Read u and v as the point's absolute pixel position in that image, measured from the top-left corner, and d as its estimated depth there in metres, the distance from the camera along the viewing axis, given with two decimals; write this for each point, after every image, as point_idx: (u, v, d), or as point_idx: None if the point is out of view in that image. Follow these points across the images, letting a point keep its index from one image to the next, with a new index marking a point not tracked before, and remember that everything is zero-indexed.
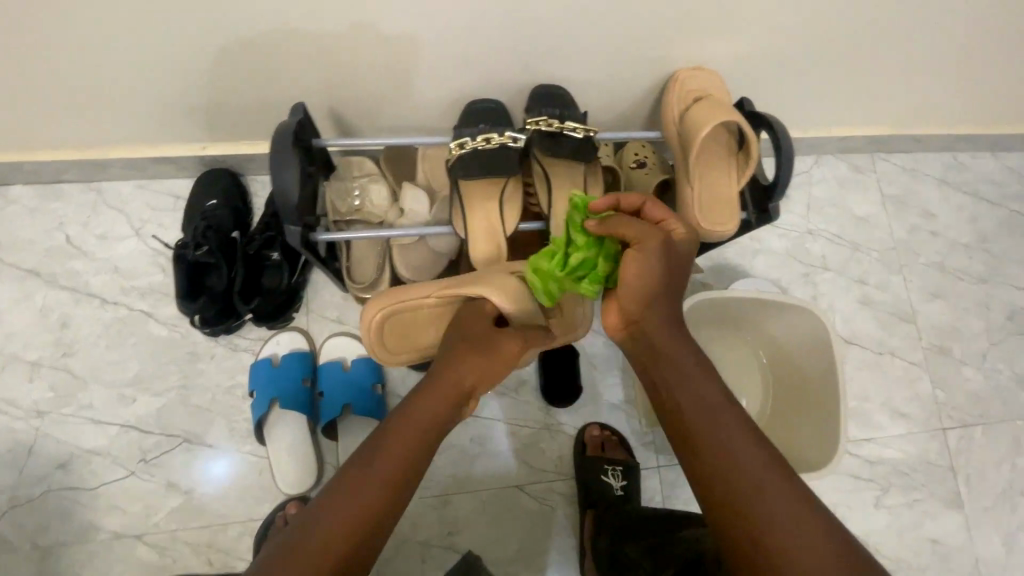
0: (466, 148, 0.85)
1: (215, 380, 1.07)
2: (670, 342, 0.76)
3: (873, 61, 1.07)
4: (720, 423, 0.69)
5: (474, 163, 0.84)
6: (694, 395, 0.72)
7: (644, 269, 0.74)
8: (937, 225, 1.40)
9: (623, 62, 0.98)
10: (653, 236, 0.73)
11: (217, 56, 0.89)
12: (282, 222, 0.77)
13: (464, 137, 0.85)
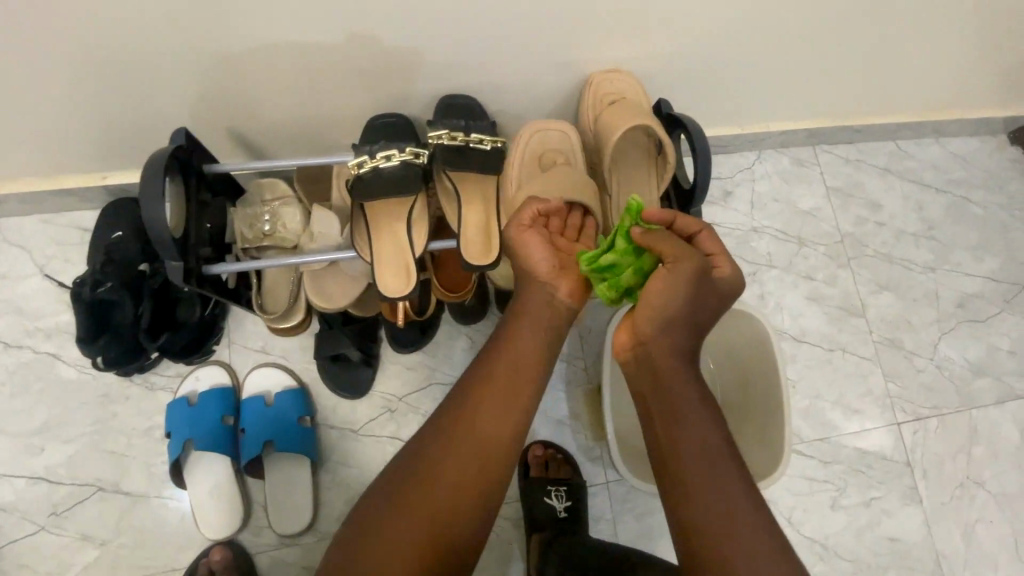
0: (365, 167, 0.80)
1: (129, 422, 1.01)
2: (676, 376, 0.69)
3: (799, 55, 1.04)
4: (716, 467, 0.66)
5: (375, 183, 0.79)
6: (692, 434, 0.68)
7: (670, 296, 0.67)
8: (883, 215, 1.38)
9: (537, 69, 0.94)
10: (687, 261, 0.68)
11: (97, 84, 0.84)
12: (161, 257, 0.74)
13: (363, 156, 0.80)
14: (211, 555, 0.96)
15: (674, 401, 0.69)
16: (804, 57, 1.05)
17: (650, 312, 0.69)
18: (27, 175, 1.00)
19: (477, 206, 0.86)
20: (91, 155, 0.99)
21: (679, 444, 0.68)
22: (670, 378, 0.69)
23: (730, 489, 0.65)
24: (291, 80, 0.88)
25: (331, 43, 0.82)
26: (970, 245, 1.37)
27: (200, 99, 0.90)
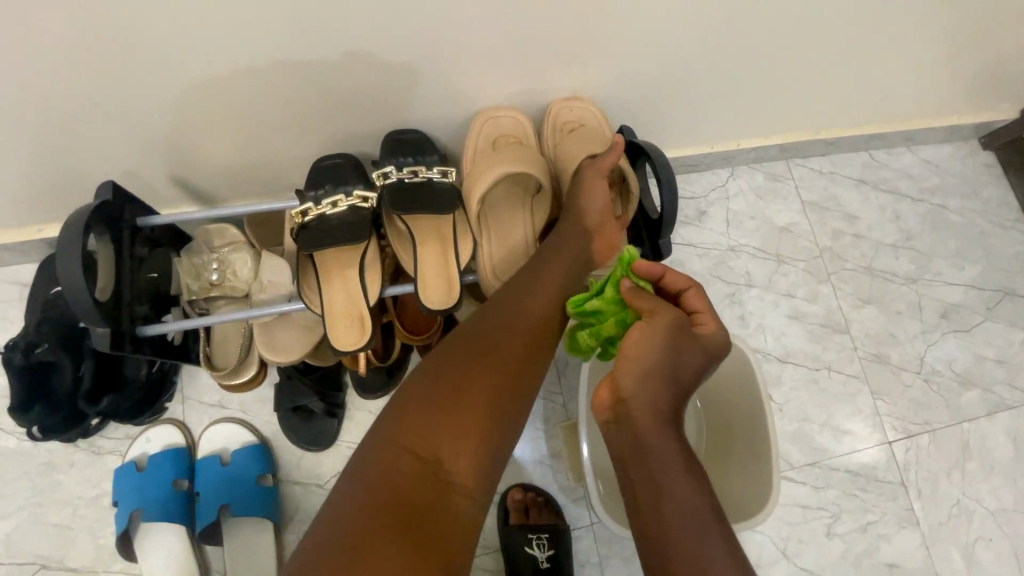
0: (310, 216, 0.76)
1: (75, 492, 0.94)
2: (657, 441, 0.63)
3: (766, 72, 1.02)
4: (701, 540, 0.61)
5: (319, 231, 0.75)
6: (676, 502, 0.62)
7: (648, 350, 0.63)
8: (861, 227, 1.35)
9: (495, 98, 0.91)
10: (667, 316, 0.65)
11: (20, 134, 0.78)
12: (84, 324, 0.69)
13: (307, 204, 0.76)
14: None
15: (656, 466, 0.63)
16: (772, 72, 1.02)
17: (628, 367, 0.63)
18: None
19: (433, 243, 0.81)
20: (26, 208, 0.93)
21: (661, 511, 0.62)
22: (651, 442, 0.63)
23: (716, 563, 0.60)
24: (234, 121, 0.83)
25: (274, 81, 0.77)
26: (949, 253, 1.35)
27: (136, 144, 0.84)
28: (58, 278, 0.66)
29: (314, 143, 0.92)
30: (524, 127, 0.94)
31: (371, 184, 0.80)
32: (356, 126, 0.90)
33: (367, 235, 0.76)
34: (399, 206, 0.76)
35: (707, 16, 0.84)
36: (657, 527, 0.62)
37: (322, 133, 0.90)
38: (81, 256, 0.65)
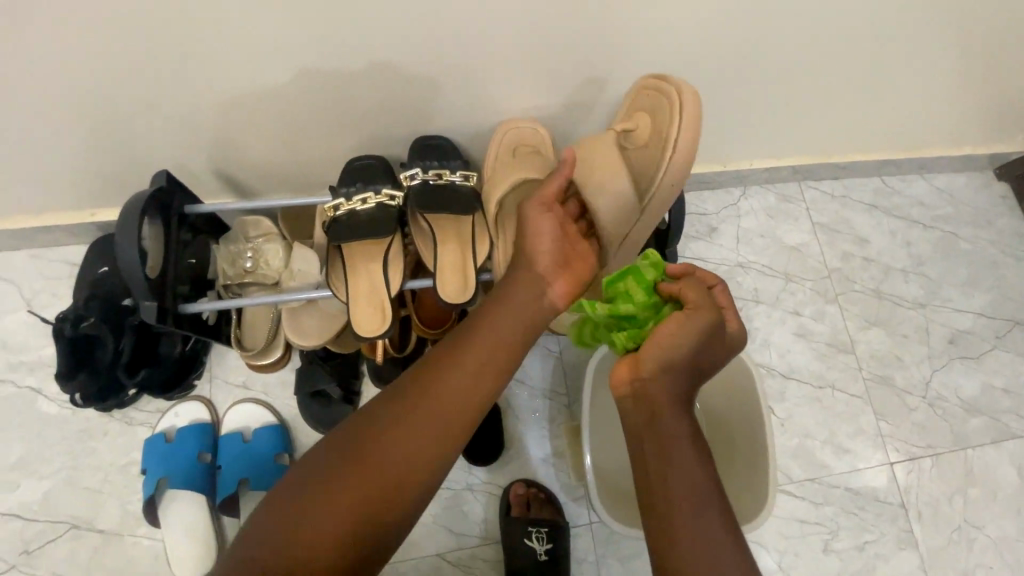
0: (341, 210, 0.82)
1: (107, 458, 1.00)
2: (670, 427, 0.70)
3: (779, 94, 1.06)
4: (704, 514, 0.66)
5: (350, 225, 0.81)
6: (683, 479, 0.68)
7: (675, 342, 0.71)
8: (870, 251, 1.38)
9: (519, 109, 0.97)
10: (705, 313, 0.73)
11: (84, 123, 0.85)
12: (135, 297, 0.75)
13: (339, 199, 0.82)
14: None
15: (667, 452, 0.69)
16: (785, 95, 1.07)
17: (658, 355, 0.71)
18: (19, 211, 1.02)
19: (452, 243, 0.88)
20: (81, 193, 1.01)
21: (672, 498, 0.67)
22: (666, 429, 0.70)
23: (717, 548, 0.65)
24: (278, 120, 0.91)
25: (317, 84, 0.84)
26: (959, 281, 1.36)
27: (187, 137, 0.91)
28: (117, 253, 0.74)
29: (347, 144, 0.98)
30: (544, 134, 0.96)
31: (399, 183, 0.86)
32: (388, 130, 0.96)
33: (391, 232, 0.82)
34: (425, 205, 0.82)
35: (722, 39, 0.89)
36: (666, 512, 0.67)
37: (355, 136, 0.96)
38: (139, 235, 0.73)
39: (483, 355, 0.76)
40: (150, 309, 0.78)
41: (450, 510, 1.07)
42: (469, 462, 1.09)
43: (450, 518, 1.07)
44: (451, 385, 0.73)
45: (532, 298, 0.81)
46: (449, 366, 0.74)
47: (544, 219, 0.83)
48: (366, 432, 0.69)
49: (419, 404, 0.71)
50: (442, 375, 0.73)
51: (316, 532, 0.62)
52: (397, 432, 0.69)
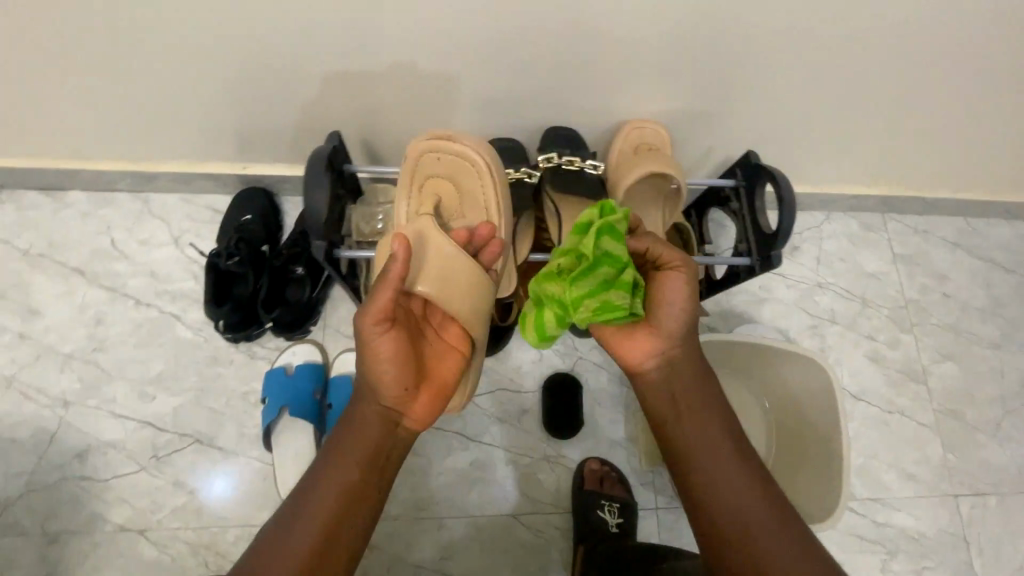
0: (485, 181, 0.95)
1: (230, 385, 1.12)
2: (699, 400, 0.82)
3: (886, 122, 1.11)
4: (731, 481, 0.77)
5: (490, 196, 0.92)
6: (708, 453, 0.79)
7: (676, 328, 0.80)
8: (949, 287, 1.40)
9: (642, 111, 1.04)
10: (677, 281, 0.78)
11: (264, 86, 0.96)
12: (311, 236, 0.84)
13: (484, 171, 0.95)
14: None
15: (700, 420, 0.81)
16: (890, 124, 1.12)
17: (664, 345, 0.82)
18: (181, 157, 1.14)
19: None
20: (238, 147, 1.12)
21: (710, 460, 0.79)
22: (695, 402, 0.82)
23: (755, 505, 0.75)
24: (427, 99, 1.00)
25: (474, 69, 0.94)
26: None
27: (346, 106, 1.02)
28: (302, 197, 0.83)
29: (479, 128, 1.07)
30: (666, 138, 1.03)
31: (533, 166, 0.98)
32: (519, 118, 1.05)
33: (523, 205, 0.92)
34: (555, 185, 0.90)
35: (847, 64, 0.95)
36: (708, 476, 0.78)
37: (488, 121, 1.06)
38: (325, 182, 0.82)
39: (370, 431, 0.75)
40: (320, 248, 0.86)
41: (526, 476, 1.14)
42: (547, 434, 1.16)
43: (525, 483, 1.14)
44: (363, 435, 0.75)
45: (389, 415, 0.75)
46: (356, 426, 0.76)
47: (376, 342, 0.71)
48: (297, 500, 0.71)
49: (341, 462, 0.73)
50: (342, 437, 0.75)
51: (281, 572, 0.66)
52: (331, 490, 0.72)
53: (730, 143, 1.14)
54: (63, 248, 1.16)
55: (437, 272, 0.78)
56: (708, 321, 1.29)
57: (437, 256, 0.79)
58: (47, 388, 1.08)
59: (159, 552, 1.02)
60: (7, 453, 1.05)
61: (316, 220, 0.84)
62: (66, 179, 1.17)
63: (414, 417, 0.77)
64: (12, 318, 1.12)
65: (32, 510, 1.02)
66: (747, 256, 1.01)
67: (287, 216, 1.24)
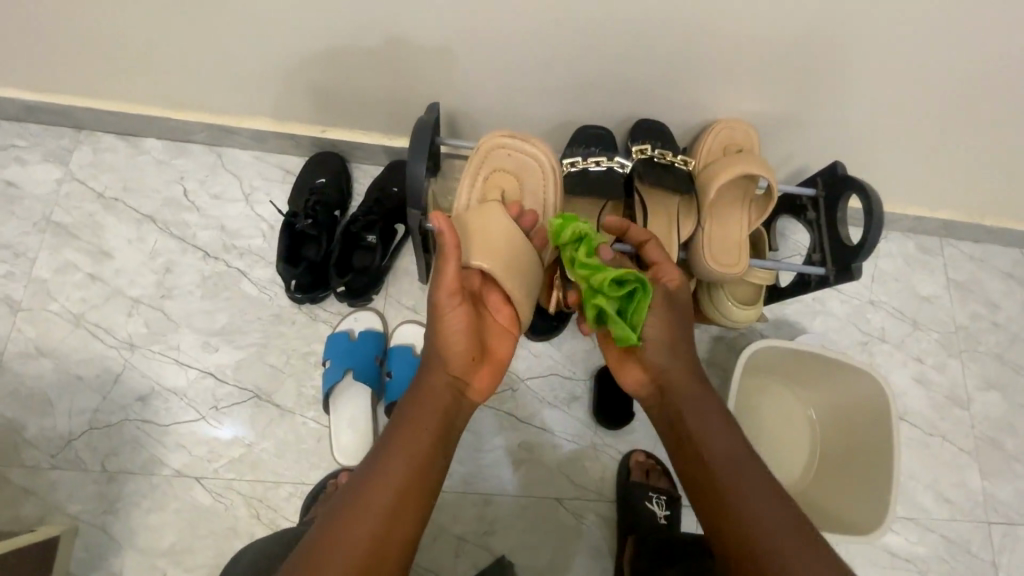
0: (576, 167, 0.99)
1: (291, 344, 1.13)
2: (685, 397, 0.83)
3: (969, 147, 1.10)
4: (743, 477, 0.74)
5: (581, 182, 0.98)
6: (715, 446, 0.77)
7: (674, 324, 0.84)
8: (1000, 317, 1.39)
9: (729, 112, 1.04)
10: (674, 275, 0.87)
11: (357, 51, 0.97)
12: (409, 205, 0.89)
13: (577, 157, 0.99)
14: (339, 478, 1.04)
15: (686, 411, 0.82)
16: (972, 149, 1.11)
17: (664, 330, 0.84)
18: (262, 115, 1.15)
19: (662, 219, 1.00)
20: (319, 110, 1.13)
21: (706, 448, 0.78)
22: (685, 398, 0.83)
23: (763, 506, 0.71)
24: (519, 81, 1.00)
25: (574, 53, 0.93)
26: None
27: (436, 79, 1.02)
28: (406, 168, 0.87)
29: (563, 114, 1.07)
30: (756, 139, 1.03)
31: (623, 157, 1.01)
32: (605, 107, 1.05)
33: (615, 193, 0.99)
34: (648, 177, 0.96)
35: (949, 84, 0.94)
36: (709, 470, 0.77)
37: (574, 108, 1.05)
38: (429, 155, 0.86)
39: (440, 398, 0.77)
40: (414, 217, 0.91)
41: (572, 461, 1.16)
42: (596, 423, 1.18)
43: (571, 469, 1.16)
44: (435, 400, 0.77)
45: (455, 383, 0.79)
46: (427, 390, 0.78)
47: (449, 313, 0.77)
48: (372, 462, 0.72)
49: (410, 425, 0.75)
50: (412, 404, 0.77)
51: (359, 521, 0.67)
52: (404, 453, 0.72)
53: (810, 154, 1.13)
54: (137, 195, 1.18)
55: (494, 252, 0.82)
56: (762, 327, 1.30)
57: (492, 241, 0.83)
58: (115, 330, 1.10)
59: (214, 501, 1.04)
60: (72, 389, 1.07)
61: (417, 186, 0.88)
62: (145, 126, 1.18)
63: (477, 385, 0.81)
64: (84, 258, 1.14)
65: (94, 447, 1.04)
66: (823, 267, 1.03)
67: (359, 183, 1.24)
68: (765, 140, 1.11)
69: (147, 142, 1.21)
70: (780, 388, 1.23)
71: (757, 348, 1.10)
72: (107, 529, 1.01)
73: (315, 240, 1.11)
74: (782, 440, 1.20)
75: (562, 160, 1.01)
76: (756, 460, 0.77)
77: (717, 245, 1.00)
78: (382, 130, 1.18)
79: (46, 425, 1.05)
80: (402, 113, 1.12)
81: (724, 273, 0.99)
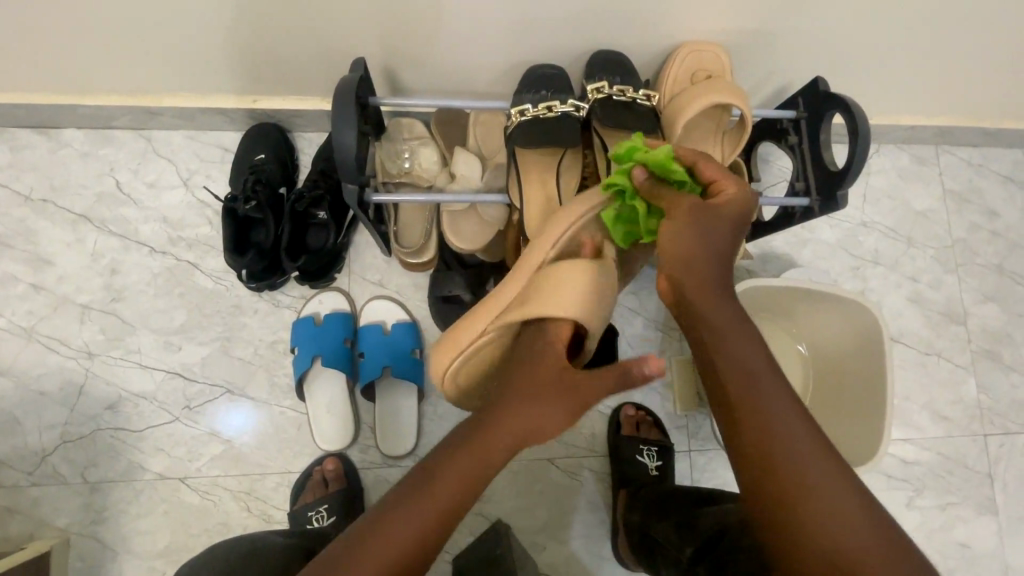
0: (526, 115, 0.89)
1: (257, 334, 1.09)
2: (723, 328, 0.63)
3: (969, 43, 0.99)
4: (768, 407, 0.60)
5: (534, 130, 0.89)
6: (751, 370, 0.62)
7: (703, 238, 0.65)
8: (999, 225, 1.32)
9: (697, 32, 0.92)
10: (733, 181, 0.69)
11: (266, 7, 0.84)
12: (341, 178, 0.81)
13: (525, 104, 0.89)
14: (325, 465, 1.04)
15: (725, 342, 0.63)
16: (973, 45, 0.99)
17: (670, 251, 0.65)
18: (185, 90, 1.04)
19: None
20: (243, 78, 1.01)
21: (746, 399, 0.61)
22: (717, 319, 0.63)
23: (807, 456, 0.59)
24: (455, 21, 0.88)
25: None
26: None
27: (365, 28, 0.90)
28: (331, 136, 0.79)
29: (513, 54, 0.96)
30: (726, 63, 0.93)
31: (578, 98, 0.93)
32: (558, 41, 0.94)
33: (575, 137, 0.89)
34: (609, 116, 0.88)
35: None
36: (741, 426, 0.60)
37: (525, 45, 0.94)
38: (356, 118, 0.78)
39: None
40: (352, 191, 0.83)
41: None
42: None
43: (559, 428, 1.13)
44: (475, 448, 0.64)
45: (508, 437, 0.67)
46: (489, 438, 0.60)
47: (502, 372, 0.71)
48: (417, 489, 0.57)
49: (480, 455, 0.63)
50: (457, 450, 0.60)
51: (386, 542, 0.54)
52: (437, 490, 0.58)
53: (791, 70, 1.02)
54: (67, 194, 1.10)
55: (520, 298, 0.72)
56: (747, 261, 1.24)
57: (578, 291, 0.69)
58: (70, 340, 1.06)
59: (202, 498, 1.03)
60: (38, 405, 1.03)
61: (348, 157, 0.79)
62: (61, 116, 1.08)
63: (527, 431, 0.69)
64: (23, 267, 1.07)
65: (70, 460, 1.02)
66: (806, 197, 0.96)
67: (305, 155, 1.16)
68: (739, 60, 1.00)
69: (66, 133, 1.11)
70: (767, 325, 1.18)
71: (743, 289, 1.04)
72: (98, 537, 1.00)
73: (262, 223, 1.03)
74: None
75: (511, 109, 0.92)
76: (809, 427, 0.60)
77: None
78: (317, 93, 1.07)
79: (17, 443, 1.02)
80: (335, 71, 1.00)
81: None
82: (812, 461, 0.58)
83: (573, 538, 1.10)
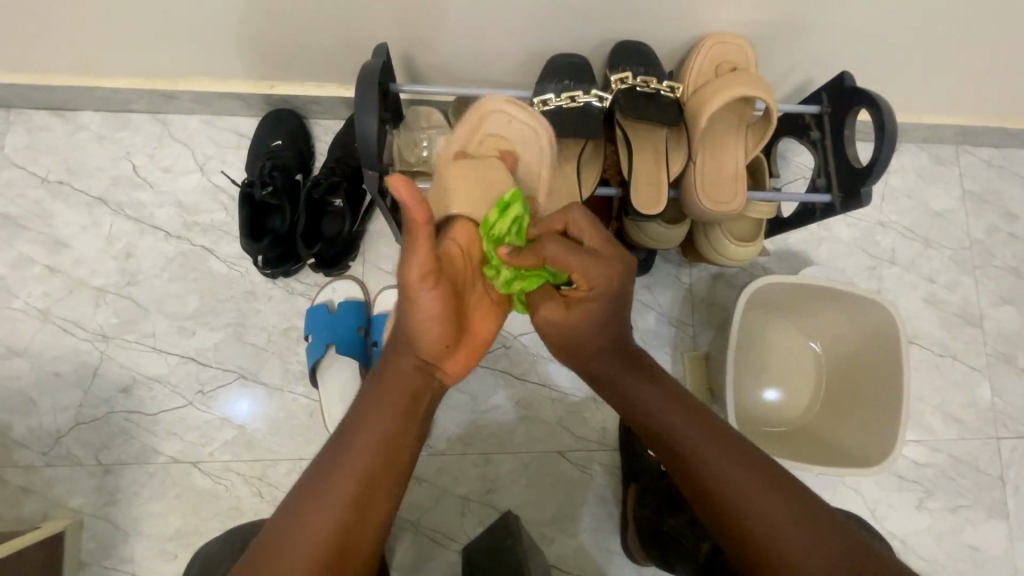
0: (549, 105, 0.90)
1: (270, 321, 1.09)
2: (639, 395, 0.73)
3: (995, 40, 0.97)
4: (702, 453, 0.67)
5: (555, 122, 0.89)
6: (673, 426, 0.70)
7: (587, 333, 0.72)
8: (1017, 227, 1.30)
9: (720, 24, 0.91)
10: (604, 270, 0.67)
11: None
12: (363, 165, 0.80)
13: (548, 94, 0.90)
14: None
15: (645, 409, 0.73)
16: (998, 42, 0.97)
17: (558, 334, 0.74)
18: (201, 74, 1.03)
19: (649, 156, 0.91)
20: (260, 63, 1.01)
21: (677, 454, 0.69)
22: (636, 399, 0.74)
23: (751, 489, 0.64)
24: (477, 8, 0.87)
25: None
26: None
27: (384, 14, 0.89)
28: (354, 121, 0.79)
29: (534, 43, 0.95)
30: (751, 55, 0.92)
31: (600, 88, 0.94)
32: (579, 30, 0.93)
33: (596, 130, 0.89)
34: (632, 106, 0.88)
35: None
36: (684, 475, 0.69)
37: (546, 34, 0.93)
38: (377, 103, 0.77)
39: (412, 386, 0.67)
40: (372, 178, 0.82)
41: (571, 414, 1.14)
42: None
43: (570, 420, 1.13)
44: (396, 394, 0.67)
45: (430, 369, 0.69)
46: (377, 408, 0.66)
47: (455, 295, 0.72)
48: (309, 494, 0.61)
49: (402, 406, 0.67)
50: (373, 404, 0.66)
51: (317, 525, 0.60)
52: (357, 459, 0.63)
53: (815, 64, 1.01)
54: (82, 176, 1.10)
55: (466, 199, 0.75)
56: (762, 258, 1.23)
57: (481, 191, 0.76)
58: (85, 323, 1.06)
59: (213, 483, 1.03)
60: (53, 386, 1.04)
61: (370, 142, 0.79)
62: (78, 99, 1.08)
63: (450, 367, 0.70)
64: (39, 249, 1.07)
65: (84, 442, 1.03)
66: (828, 193, 0.95)
67: (321, 143, 1.16)
68: (762, 53, 0.99)
69: (84, 116, 1.11)
70: (780, 322, 1.17)
71: (760, 285, 1.03)
72: (111, 519, 1.01)
73: (278, 209, 1.03)
74: (787, 376, 1.16)
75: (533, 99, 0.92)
76: (744, 459, 0.66)
77: (709, 182, 0.92)
78: (334, 79, 1.06)
79: (32, 424, 1.03)
80: (352, 57, 0.99)
81: (720, 212, 0.91)
82: (759, 495, 0.63)
83: (582, 531, 1.10)
